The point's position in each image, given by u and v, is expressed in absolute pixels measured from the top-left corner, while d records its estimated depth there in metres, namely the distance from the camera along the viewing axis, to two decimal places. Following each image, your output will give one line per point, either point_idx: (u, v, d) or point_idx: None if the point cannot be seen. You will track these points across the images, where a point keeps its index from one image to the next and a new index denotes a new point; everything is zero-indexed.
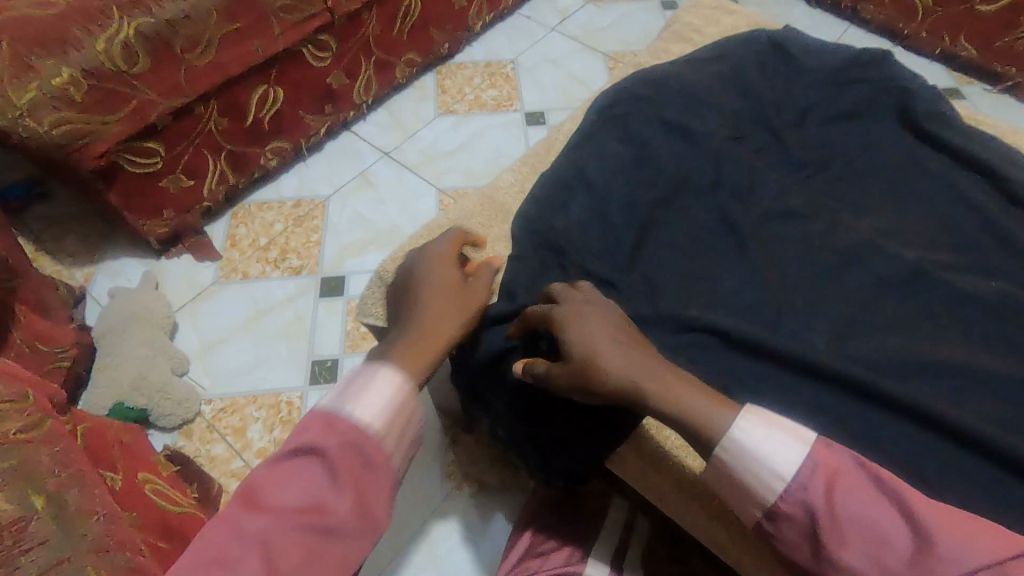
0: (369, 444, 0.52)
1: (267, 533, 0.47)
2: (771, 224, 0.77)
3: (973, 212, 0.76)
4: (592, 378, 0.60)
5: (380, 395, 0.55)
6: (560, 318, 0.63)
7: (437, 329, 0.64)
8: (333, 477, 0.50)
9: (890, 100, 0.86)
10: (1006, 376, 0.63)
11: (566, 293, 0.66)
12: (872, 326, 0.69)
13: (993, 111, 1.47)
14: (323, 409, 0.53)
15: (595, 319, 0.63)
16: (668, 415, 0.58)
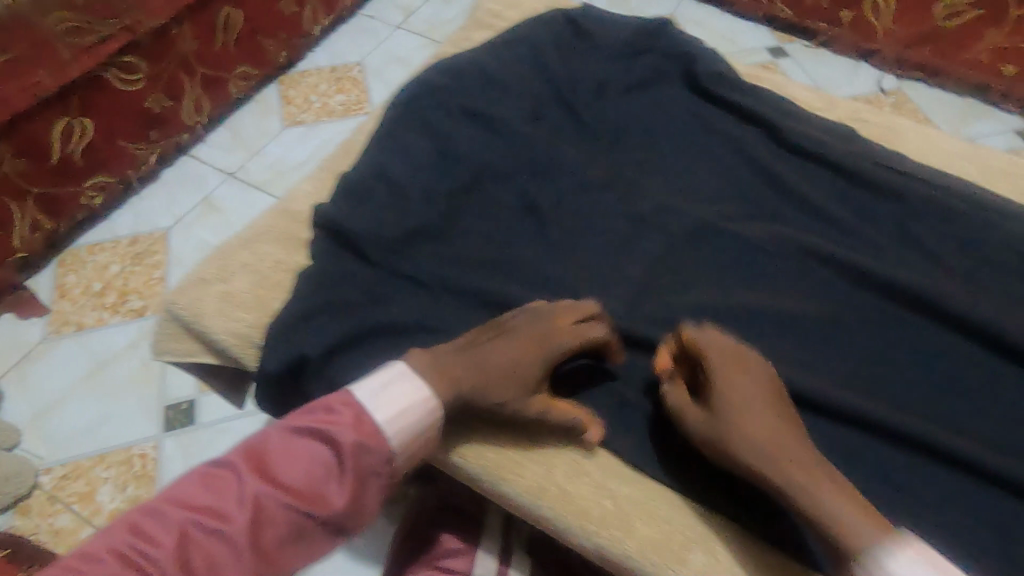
0: (380, 438, 0.54)
1: (266, 499, 0.51)
2: (573, 199, 0.79)
3: (752, 162, 0.82)
4: (738, 434, 0.58)
5: (399, 390, 0.57)
6: (721, 371, 0.61)
7: (528, 345, 0.63)
8: (340, 460, 0.53)
9: (675, 66, 0.91)
10: (775, 312, 0.70)
11: (712, 338, 0.63)
12: (666, 285, 0.73)
13: (814, 64, 1.65)
14: (351, 391, 0.56)
15: (758, 372, 0.61)
16: (807, 492, 0.54)
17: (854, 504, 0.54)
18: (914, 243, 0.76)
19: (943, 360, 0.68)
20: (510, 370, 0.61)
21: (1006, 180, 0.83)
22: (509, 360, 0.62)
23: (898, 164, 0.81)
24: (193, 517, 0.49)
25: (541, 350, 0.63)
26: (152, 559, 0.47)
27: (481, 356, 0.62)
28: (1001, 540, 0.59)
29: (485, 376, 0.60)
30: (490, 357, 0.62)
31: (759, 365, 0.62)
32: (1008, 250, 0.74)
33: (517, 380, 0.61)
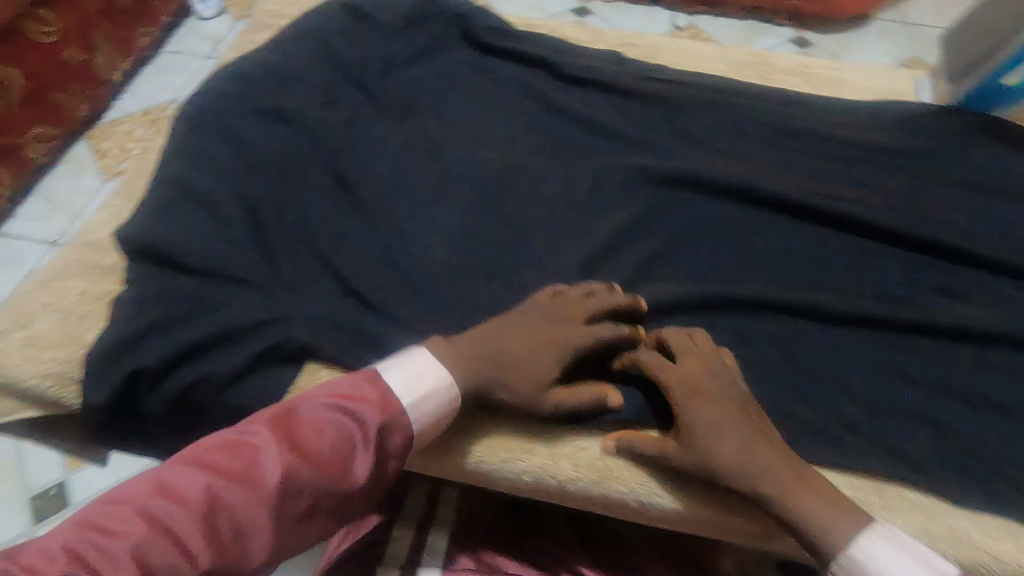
0: (406, 420, 0.56)
1: (287, 468, 0.50)
2: (381, 165, 0.81)
3: (538, 99, 0.89)
4: (702, 446, 0.57)
5: (419, 375, 0.57)
6: (682, 401, 0.59)
7: (545, 336, 0.62)
8: (363, 438, 0.53)
9: (454, 30, 0.97)
10: (580, 221, 0.76)
11: (683, 356, 0.62)
12: (481, 220, 0.76)
13: (614, 16, 1.79)
14: (378, 374, 0.57)
15: (720, 385, 0.60)
16: (773, 497, 0.55)
17: (814, 491, 0.55)
18: (688, 138, 0.86)
19: (732, 221, 0.76)
20: (525, 359, 0.61)
21: (747, 70, 0.97)
22: (519, 351, 0.61)
23: (659, 74, 0.92)
24: (223, 485, 0.48)
25: (556, 340, 0.61)
26: (179, 518, 0.46)
27: (485, 349, 0.61)
28: (806, 369, 0.66)
29: (487, 364, 0.60)
30: (498, 348, 0.61)
31: (713, 370, 0.60)
32: (758, 123, 0.86)
33: (523, 371, 0.61)
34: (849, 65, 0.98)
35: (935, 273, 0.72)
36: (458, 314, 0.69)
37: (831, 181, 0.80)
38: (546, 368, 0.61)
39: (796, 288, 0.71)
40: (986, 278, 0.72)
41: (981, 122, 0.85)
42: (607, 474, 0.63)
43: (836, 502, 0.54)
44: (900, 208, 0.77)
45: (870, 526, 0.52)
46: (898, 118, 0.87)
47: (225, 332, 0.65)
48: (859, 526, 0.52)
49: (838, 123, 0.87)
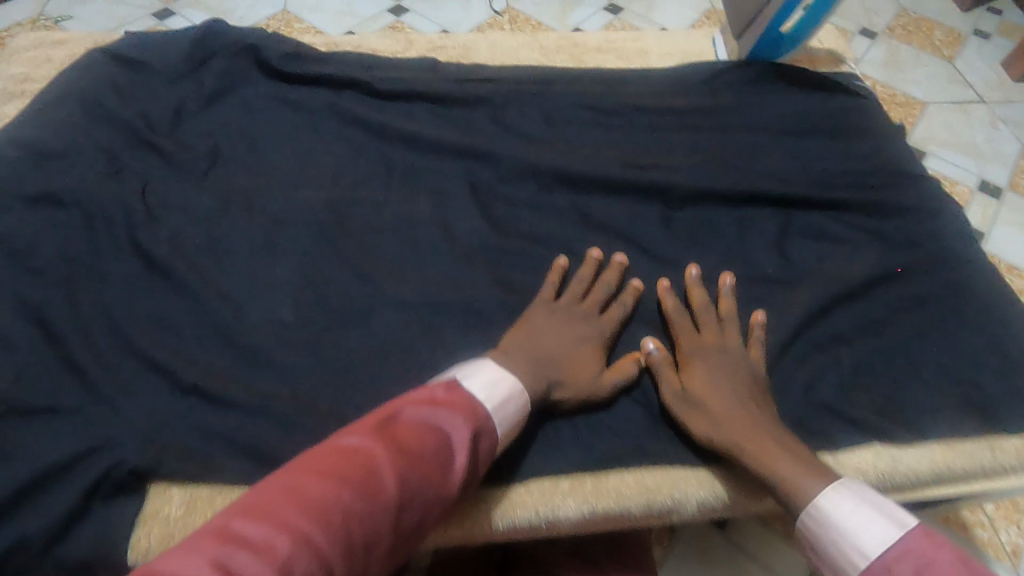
0: (489, 420, 0.54)
1: (401, 475, 0.46)
2: (195, 233, 0.72)
3: (356, 121, 0.83)
4: (690, 407, 0.61)
5: (495, 381, 0.57)
6: (688, 348, 0.65)
7: (581, 336, 0.64)
8: (442, 460, 0.49)
9: (245, 63, 0.88)
10: (426, 245, 0.73)
11: (704, 313, 0.67)
12: (324, 269, 0.70)
13: (430, 11, 1.74)
14: (456, 384, 0.56)
15: (735, 355, 0.64)
16: (748, 454, 0.57)
17: (787, 452, 0.56)
18: (516, 133, 0.85)
19: (574, 213, 0.77)
20: (578, 361, 0.63)
21: (560, 54, 0.98)
22: (561, 348, 0.63)
23: (475, 76, 0.91)
24: (300, 525, 0.40)
25: (591, 342, 0.64)
26: (261, 569, 0.37)
27: (537, 357, 0.61)
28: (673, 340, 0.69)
29: (550, 368, 0.61)
30: (547, 351, 0.62)
31: (734, 342, 0.65)
32: (577, 108, 0.88)
33: (585, 367, 0.62)
34: (651, 34, 1.02)
35: (760, 219, 0.78)
36: (319, 379, 0.63)
37: (655, 154, 0.84)
38: (595, 368, 0.63)
39: (646, 265, 0.74)
40: (803, 213, 0.79)
41: (766, 72, 0.93)
42: (502, 504, 0.58)
43: (800, 461, 0.55)
44: (718, 168, 0.83)
45: (839, 481, 0.53)
46: (700, 82, 0.93)
47: (31, 480, 0.54)
48: (824, 484, 0.53)
49: (650, 95, 0.91)
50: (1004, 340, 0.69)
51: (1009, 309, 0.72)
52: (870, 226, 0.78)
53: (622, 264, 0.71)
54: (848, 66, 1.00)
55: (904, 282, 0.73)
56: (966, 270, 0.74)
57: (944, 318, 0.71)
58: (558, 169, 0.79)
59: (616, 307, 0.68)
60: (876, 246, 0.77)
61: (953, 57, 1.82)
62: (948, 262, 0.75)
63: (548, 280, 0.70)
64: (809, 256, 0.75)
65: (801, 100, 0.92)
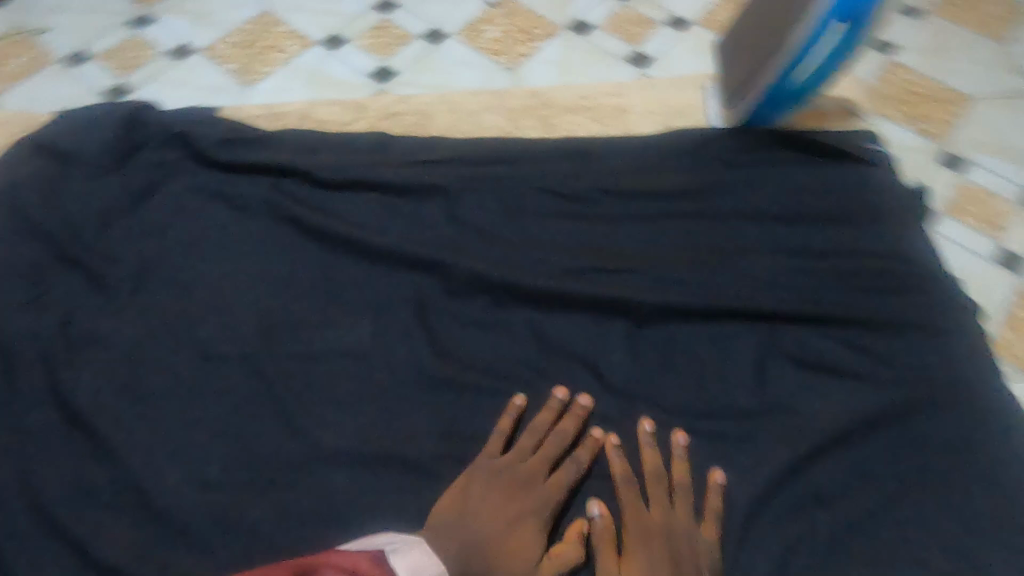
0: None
1: None
2: (120, 373, 0.67)
3: (295, 223, 0.76)
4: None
5: (421, 563, 0.51)
6: (631, 522, 0.59)
7: (521, 509, 0.58)
8: None
9: (177, 150, 0.80)
10: (364, 381, 0.68)
11: (654, 476, 0.61)
12: (253, 414, 0.66)
13: None
14: (381, 556, 0.50)
15: (679, 536, 0.57)
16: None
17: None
18: (469, 230, 0.76)
19: (529, 334, 0.70)
20: (513, 544, 0.56)
21: (527, 118, 0.87)
22: (497, 527, 0.57)
23: (429, 155, 0.82)
24: None
25: (533, 515, 0.58)
26: None
27: (469, 536, 0.56)
28: None
29: (479, 555, 0.55)
30: (480, 529, 0.56)
31: (680, 520, 0.59)
32: (541, 195, 0.78)
33: (521, 552, 0.55)
34: (632, 88, 0.90)
35: (739, 338, 0.69)
36: (245, 550, 0.60)
37: (624, 253, 0.75)
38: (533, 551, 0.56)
39: (606, 399, 0.66)
40: (791, 329, 0.70)
41: (760, 141, 0.82)
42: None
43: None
44: (698, 270, 0.73)
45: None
46: (685, 152, 0.82)
47: None
48: None
49: (626, 172, 0.80)
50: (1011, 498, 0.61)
51: (1020, 456, 0.63)
52: (865, 344, 0.69)
53: (582, 411, 0.64)
54: (857, 124, 0.88)
55: (902, 419, 0.65)
56: (975, 405, 0.65)
57: (942, 467, 0.63)
58: (514, 280, 0.71)
59: (568, 465, 0.61)
60: (872, 370, 0.68)
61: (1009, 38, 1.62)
62: (954, 393, 0.66)
63: (497, 426, 0.64)
64: (792, 386, 0.67)
65: (801, 173, 0.80)
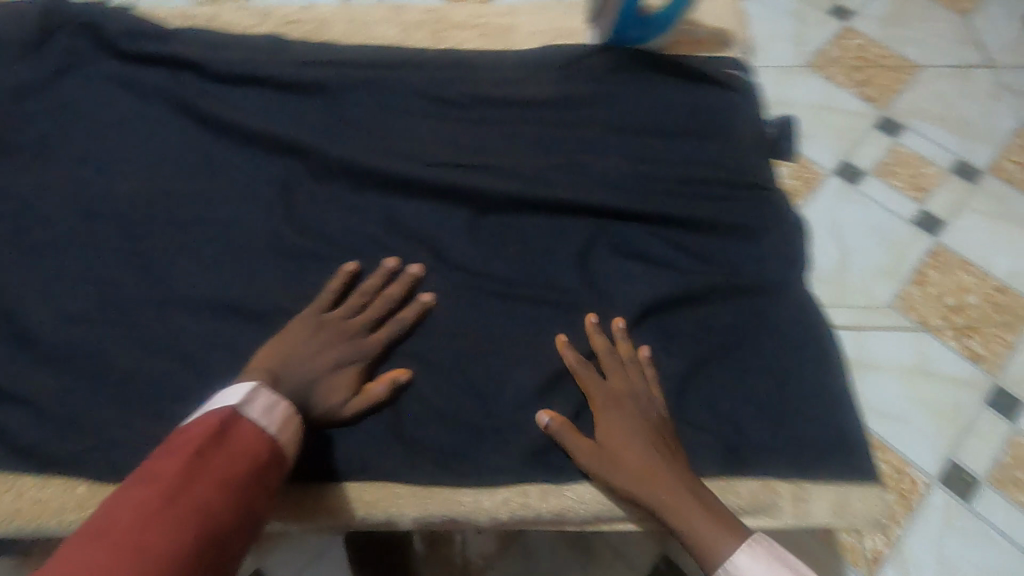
0: (270, 435, 0.54)
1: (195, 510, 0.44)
2: (9, 223, 0.75)
3: (184, 108, 0.83)
4: (607, 462, 0.63)
5: (269, 404, 0.56)
6: (602, 400, 0.66)
7: (344, 354, 0.66)
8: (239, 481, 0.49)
9: (88, 40, 0.87)
10: (224, 245, 0.75)
11: (609, 360, 0.68)
12: (120, 266, 0.73)
13: None
14: (236, 413, 0.54)
15: (640, 401, 0.66)
16: (665, 511, 0.61)
17: (702, 508, 0.60)
18: (343, 124, 0.82)
19: (380, 216, 0.77)
20: (333, 383, 0.65)
21: (419, 32, 0.92)
22: (321, 366, 0.65)
23: (317, 56, 0.87)
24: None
25: (355, 364, 0.67)
26: None
27: (292, 373, 0.62)
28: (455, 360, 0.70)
29: (301, 384, 0.62)
30: (303, 365, 0.63)
31: (637, 385, 0.66)
32: (415, 98, 0.84)
33: (339, 388, 0.65)
34: (525, 9, 0.94)
35: (568, 230, 0.76)
36: (97, 377, 0.67)
37: (482, 152, 0.81)
38: (352, 397, 0.66)
39: (441, 276, 0.74)
40: (617, 226, 0.76)
41: (628, 60, 0.86)
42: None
43: (719, 521, 0.59)
44: (547, 171, 0.79)
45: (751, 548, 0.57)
46: (557, 67, 0.86)
47: None
48: (736, 540, 0.58)
49: (497, 82, 0.86)
50: (778, 383, 0.70)
51: (796, 348, 0.71)
52: (685, 243, 0.76)
53: (412, 276, 0.72)
54: (732, 52, 0.91)
55: (701, 308, 0.72)
56: (767, 303, 0.73)
57: (726, 353, 0.71)
58: (375, 168, 0.78)
59: (391, 323, 0.70)
60: (685, 266, 0.74)
61: (971, 12, 1.63)
62: (753, 290, 0.73)
63: (330, 287, 0.71)
64: (607, 275, 0.74)
65: (659, 93, 0.85)
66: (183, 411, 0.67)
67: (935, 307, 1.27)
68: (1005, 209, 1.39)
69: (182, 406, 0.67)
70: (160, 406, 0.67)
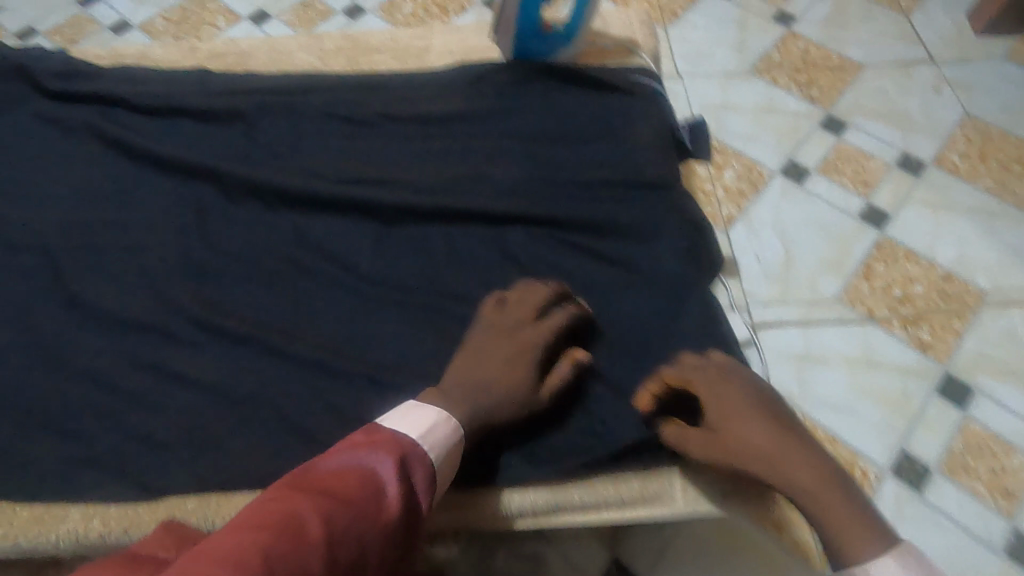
0: (427, 457, 0.56)
1: (328, 508, 0.46)
2: None
3: (106, 139, 0.86)
4: (739, 461, 0.64)
5: (418, 417, 0.60)
6: (708, 395, 0.67)
7: (510, 354, 0.69)
8: (379, 480, 0.51)
9: (18, 80, 0.91)
10: (139, 269, 0.77)
11: (706, 362, 0.70)
12: (40, 296, 0.76)
13: None
14: (379, 423, 0.58)
15: (755, 404, 0.66)
16: (826, 523, 0.60)
17: (846, 505, 0.60)
18: (258, 148, 0.86)
19: (291, 232, 0.80)
20: (505, 380, 0.67)
21: (338, 57, 0.96)
22: (491, 374, 0.67)
23: (238, 86, 0.91)
24: (245, 541, 0.42)
25: (527, 347, 0.69)
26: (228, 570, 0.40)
27: (476, 381, 0.67)
28: (359, 367, 0.72)
29: (488, 395, 0.66)
30: (491, 389, 0.67)
31: (743, 377, 0.68)
32: (329, 119, 0.88)
33: (519, 385, 0.68)
34: (440, 30, 0.99)
35: (472, 239, 0.79)
36: (17, 401, 0.71)
37: (391, 168, 0.84)
38: (529, 372, 0.69)
39: (349, 288, 0.77)
40: (520, 233, 0.80)
41: (532, 73, 0.89)
42: (146, 523, 0.65)
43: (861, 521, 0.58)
44: (454, 182, 0.82)
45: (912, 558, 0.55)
46: (465, 82, 0.90)
47: None
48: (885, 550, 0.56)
49: (407, 100, 0.89)
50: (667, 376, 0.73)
51: (694, 341, 0.74)
52: (585, 245, 0.79)
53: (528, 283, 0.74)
54: (639, 59, 0.94)
55: (595, 308, 0.76)
56: (662, 299, 0.77)
57: (620, 349, 0.74)
58: (286, 187, 0.81)
59: (557, 316, 0.71)
60: (583, 272, 0.78)
61: (911, 10, 1.66)
62: (646, 287, 0.77)
63: (479, 316, 0.73)
64: (508, 280, 0.77)
65: (563, 101, 0.88)
66: (95, 432, 0.69)
67: (882, 298, 1.25)
68: (950, 198, 1.38)
69: (94, 426, 0.69)
70: (75, 427, 0.69)
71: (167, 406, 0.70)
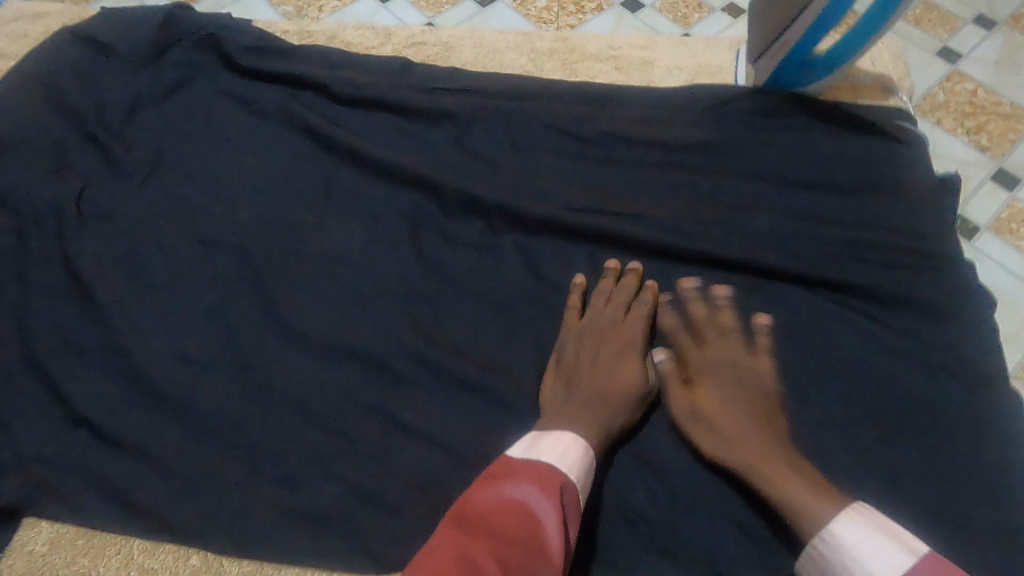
0: (572, 479, 0.53)
1: (496, 553, 0.46)
2: (121, 247, 0.70)
3: (307, 130, 0.77)
4: (704, 421, 0.61)
5: (551, 441, 0.55)
6: (699, 360, 0.65)
7: (618, 353, 0.64)
8: (536, 511, 0.48)
9: (206, 52, 0.83)
10: (350, 284, 0.68)
11: (720, 321, 0.67)
12: (239, 302, 0.67)
13: None
14: (510, 452, 0.55)
15: (742, 365, 0.64)
16: (744, 462, 0.58)
17: (810, 488, 0.54)
18: (475, 157, 0.76)
19: (520, 260, 0.70)
20: (615, 383, 0.61)
21: (551, 60, 0.86)
22: (598, 376, 0.62)
23: (447, 81, 0.81)
24: None
25: (627, 343, 0.64)
26: None
27: (589, 385, 0.61)
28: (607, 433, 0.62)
29: (606, 399, 0.60)
30: (604, 393, 0.61)
31: (731, 352, 0.65)
32: (554, 131, 0.78)
33: (635, 382, 0.62)
34: (663, 41, 0.88)
35: (729, 290, 0.69)
36: (210, 428, 0.61)
37: (629, 197, 0.74)
38: (641, 372, 0.63)
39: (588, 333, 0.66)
40: (785, 289, 0.69)
41: (786, 104, 0.78)
42: None
43: (815, 491, 0.54)
44: (704, 222, 0.72)
45: (849, 507, 0.52)
46: (709, 104, 0.79)
47: None
48: (835, 509, 0.52)
49: (639, 118, 0.78)
50: (986, 485, 0.59)
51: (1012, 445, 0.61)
52: (864, 312, 0.68)
53: (637, 268, 0.68)
54: (897, 98, 0.83)
55: (883, 390, 0.64)
56: (966, 387, 0.64)
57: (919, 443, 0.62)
58: (516, 207, 0.71)
59: (638, 305, 0.67)
60: (860, 344, 0.66)
61: None
62: (947, 369, 0.65)
63: (567, 304, 0.67)
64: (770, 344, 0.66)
65: (822, 141, 0.77)
66: (308, 476, 0.59)
67: None
68: None
69: (307, 469, 0.59)
70: (284, 467, 0.59)
71: (385, 452, 0.60)
